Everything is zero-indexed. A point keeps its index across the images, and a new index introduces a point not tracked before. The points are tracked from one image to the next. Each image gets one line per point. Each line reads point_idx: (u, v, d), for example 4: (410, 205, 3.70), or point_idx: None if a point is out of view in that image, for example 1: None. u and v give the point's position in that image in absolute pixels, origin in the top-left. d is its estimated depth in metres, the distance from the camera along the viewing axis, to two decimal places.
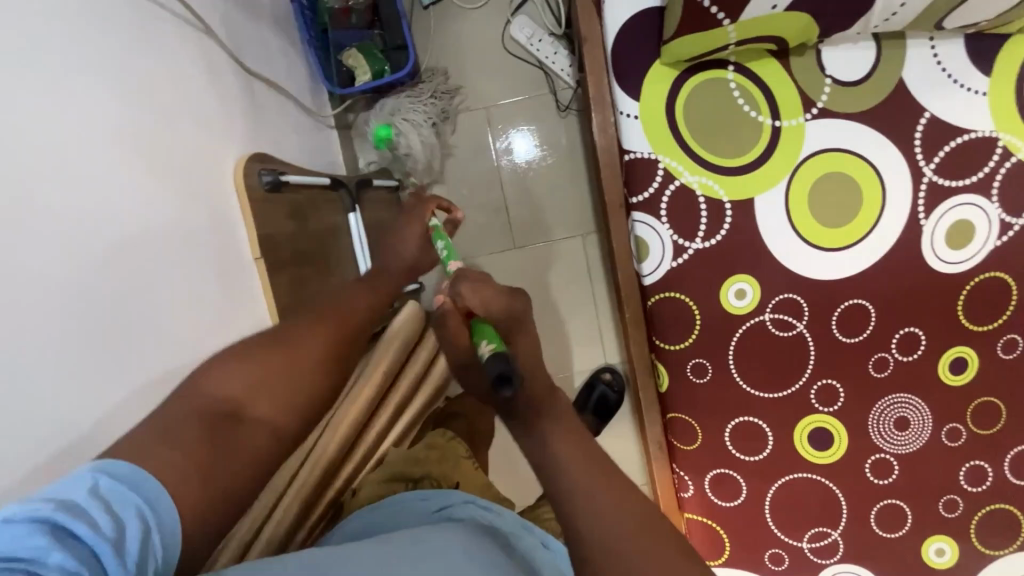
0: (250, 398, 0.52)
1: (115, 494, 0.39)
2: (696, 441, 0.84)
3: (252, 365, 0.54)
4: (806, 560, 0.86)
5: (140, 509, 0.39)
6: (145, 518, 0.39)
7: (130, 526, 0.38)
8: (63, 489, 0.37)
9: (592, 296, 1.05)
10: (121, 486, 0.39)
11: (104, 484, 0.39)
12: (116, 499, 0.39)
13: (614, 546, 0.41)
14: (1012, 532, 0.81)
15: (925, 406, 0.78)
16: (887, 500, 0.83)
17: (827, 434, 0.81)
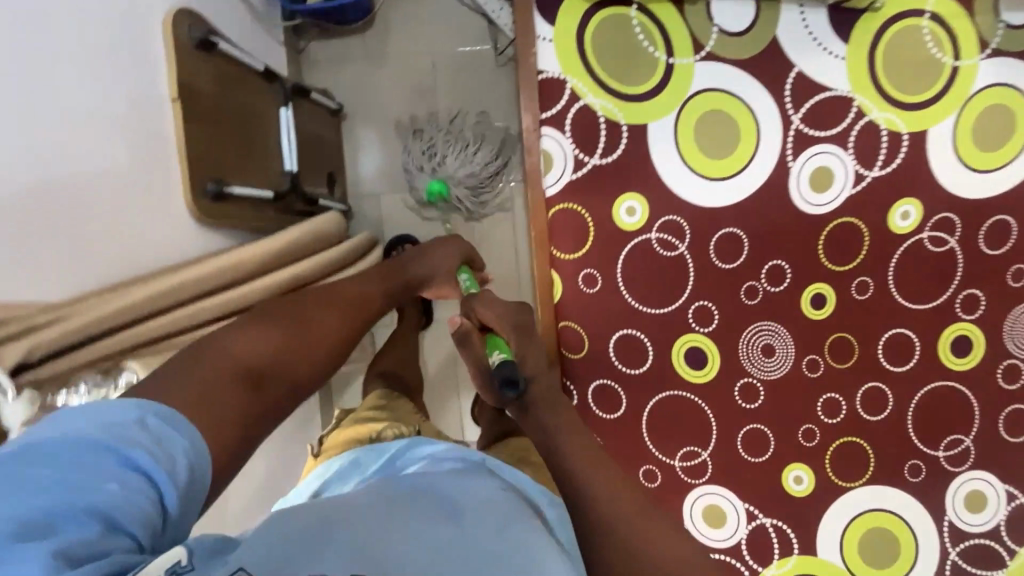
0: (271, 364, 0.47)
1: (159, 431, 0.36)
2: (584, 350, 0.87)
3: (272, 333, 0.49)
4: (676, 479, 0.89)
5: (188, 449, 0.37)
6: (189, 460, 0.37)
7: (177, 461, 0.36)
8: (113, 426, 0.35)
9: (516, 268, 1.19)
10: (166, 424, 0.37)
11: (151, 421, 0.36)
12: (163, 437, 0.36)
13: None
14: (861, 464, 0.90)
15: (787, 333, 0.88)
16: (753, 425, 0.89)
17: (701, 354, 0.87)
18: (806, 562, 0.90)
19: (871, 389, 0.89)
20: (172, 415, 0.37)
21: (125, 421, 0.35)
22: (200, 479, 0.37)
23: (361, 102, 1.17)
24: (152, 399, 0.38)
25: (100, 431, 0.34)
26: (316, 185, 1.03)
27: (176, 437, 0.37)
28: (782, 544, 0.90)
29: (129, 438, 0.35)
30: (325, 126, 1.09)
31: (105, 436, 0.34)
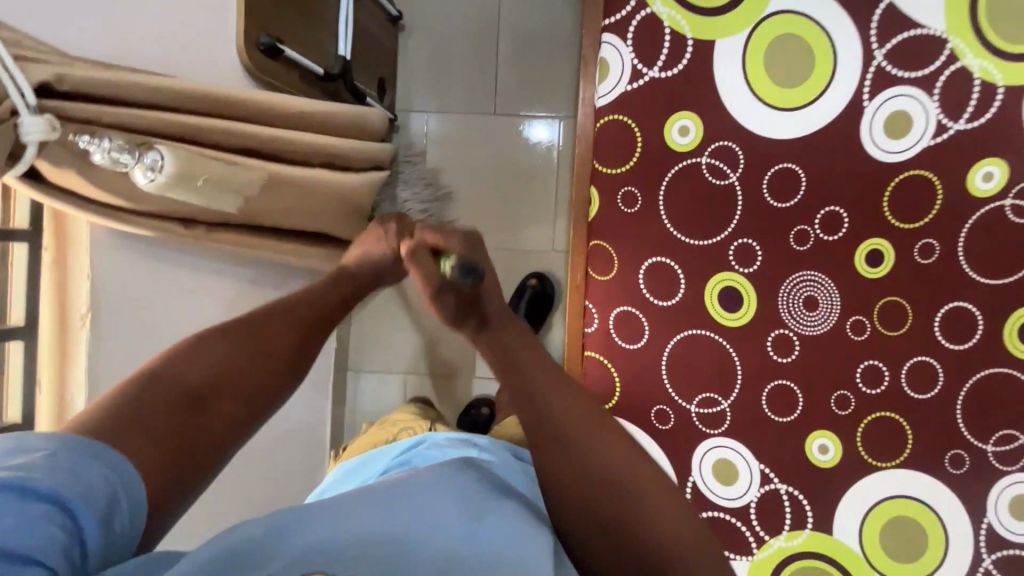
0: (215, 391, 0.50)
1: (78, 465, 0.39)
2: (612, 271, 0.83)
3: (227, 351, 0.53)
4: (690, 426, 0.83)
5: (104, 475, 0.40)
6: (113, 490, 0.40)
7: (97, 485, 0.39)
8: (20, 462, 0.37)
9: (552, 229, 1.17)
10: (82, 454, 0.39)
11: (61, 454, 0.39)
12: (80, 468, 0.39)
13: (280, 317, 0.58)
14: (897, 442, 0.82)
15: (833, 287, 0.81)
16: (781, 381, 0.82)
17: (736, 294, 0.82)
18: (819, 540, 0.83)
19: (919, 363, 0.82)
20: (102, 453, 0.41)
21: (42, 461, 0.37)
22: (124, 511, 0.40)
23: (423, 18, 1.17)
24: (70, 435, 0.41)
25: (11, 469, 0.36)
26: (366, 84, 1.03)
27: (93, 464, 0.39)
28: (795, 514, 0.83)
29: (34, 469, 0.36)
30: (383, 33, 1.09)
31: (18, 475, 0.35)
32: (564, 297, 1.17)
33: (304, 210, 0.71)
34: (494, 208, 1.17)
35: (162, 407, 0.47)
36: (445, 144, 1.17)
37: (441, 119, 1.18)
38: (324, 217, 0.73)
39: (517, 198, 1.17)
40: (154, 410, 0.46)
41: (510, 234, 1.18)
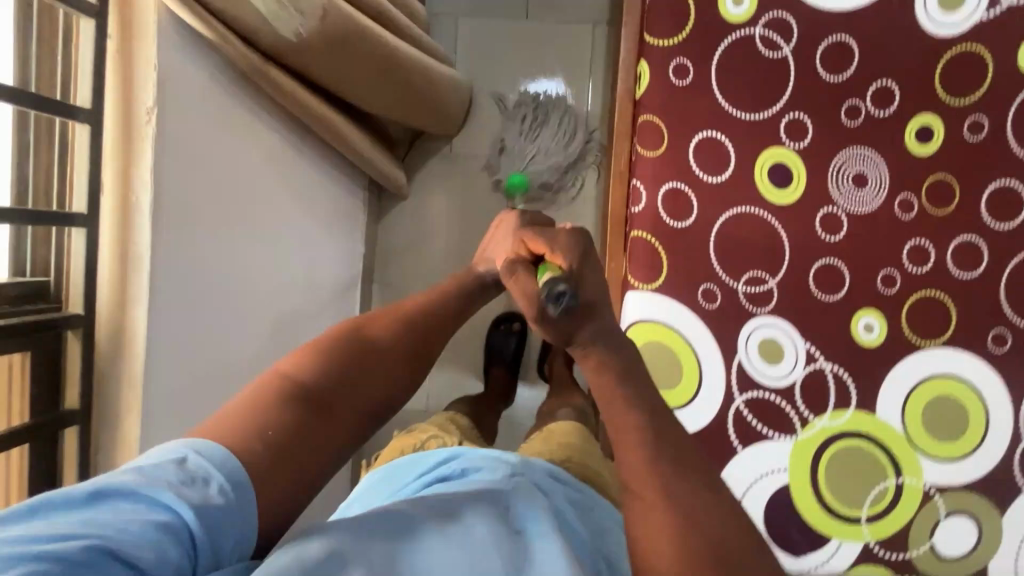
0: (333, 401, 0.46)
1: (198, 474, 0.37)
2: (660, 147, 0.82)
3: (334, 361, 0.48)
4: (737, 304, 0.83)
5: (225, 496, 0.38)
6: (232, 517, 0.38)
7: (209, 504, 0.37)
8: (154, 465, 0.37)
9: (584, 140, 1.15)
10: (207, 463, 0.38)
11: (191, 462, 0.38)
12: (199, 479, 0.37)
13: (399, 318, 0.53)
14: (941, 320, 0.83)
15: (882, 163, 0.81)
16: (829, 259, 0.82)
17: (786, 171, 0.81)
18: (862, 419, 0.84)
19: (965, 242, 0.82)
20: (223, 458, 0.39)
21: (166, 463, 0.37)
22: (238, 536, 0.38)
23: None
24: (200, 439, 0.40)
25: (144, 475, 0.36)
26: None
27: (210, 475, 0.38)
28: (838, 393, 0.83)
29: (161, 478, 0.36)
30: None
31: (146, 483, 0.36)
32: (597, 206, 1.16)
33: (357, 88, 0.79)
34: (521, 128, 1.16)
35: (303, 421, 0.44)
36: (475, 59, 1.15)
37: (471, 23, 1.15)
38: (370, 95, 0.83)
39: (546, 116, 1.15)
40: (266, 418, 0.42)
41: None
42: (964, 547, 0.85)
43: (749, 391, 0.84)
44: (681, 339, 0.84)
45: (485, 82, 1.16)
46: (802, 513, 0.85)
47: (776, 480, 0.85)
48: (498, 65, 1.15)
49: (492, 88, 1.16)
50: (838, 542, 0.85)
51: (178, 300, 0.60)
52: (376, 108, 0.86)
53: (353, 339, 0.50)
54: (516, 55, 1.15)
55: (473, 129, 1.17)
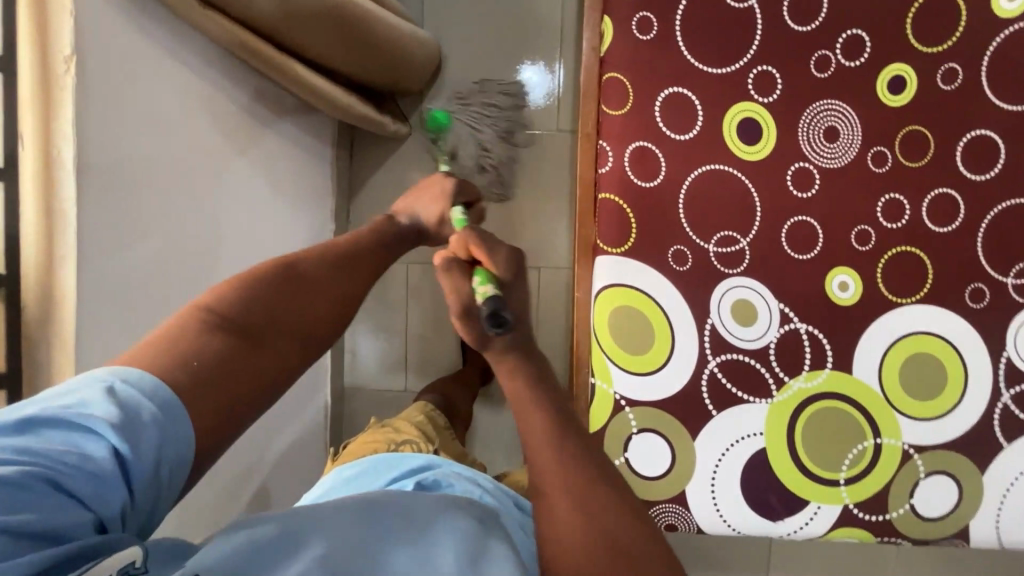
0: (264, 325, 0.54)
1: (124, 399, 0.43)
2: (626, 106, 0.80)
3: (255, 297, 0.54)
4: (708, 266, 0.81)
5: (154, 415, 0.43)
6: (163, 437, 0.43)
7: (142, 428, 0.42)
8: (79, 398, 0.42)
9: (558, 105, 1.12)
10: (131, 390, 0.44)
11: (118, 388, 0.43)
12: (127, 402, 0.43)
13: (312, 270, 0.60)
14: (918, 277, 0.81)
15: (854, 115, 0.79)
16: (801, 216, 0.80)
17: (755, 126, 0.79)
18: (839, 379, 0.82)
19: (941, 195, 0.80)
20: (161, 386, 0.45)
21: (95, 393, 0.43)
22: (168, 451, 0.44)
23: None
24: (123, 367, 0.45)
25: (68, 407, 0.41)
26: None
27: (140, 401, 0.43)
28: (814, 353, 0.82)
29: (93, 410, 0.41)
30: None
31: (78, 416, 0.41)
32: (571, 177, 1.14)
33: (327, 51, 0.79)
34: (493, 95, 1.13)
35: (232, 348, 0.50)
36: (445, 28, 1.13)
37: None
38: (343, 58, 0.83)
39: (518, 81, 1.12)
40: (205, 339, 0.49)
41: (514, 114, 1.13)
42: (945, 506, 0.84)
43: (722, 354, 0.82)
44: (640, 293, 0.82)
45: (455, 50, 1.13)
46: (781, 477, 0.84)
47: (753, 444, 0.83)
48: (468, 32, 1.12)
49: (460, 58, 1.13)
50: (817, 505, 0.84)
51: (108, 263, 0.58)
52: (342, 66, 0.85)
53: (284, 271, 0.58)
54: (484, 24, 1.12)
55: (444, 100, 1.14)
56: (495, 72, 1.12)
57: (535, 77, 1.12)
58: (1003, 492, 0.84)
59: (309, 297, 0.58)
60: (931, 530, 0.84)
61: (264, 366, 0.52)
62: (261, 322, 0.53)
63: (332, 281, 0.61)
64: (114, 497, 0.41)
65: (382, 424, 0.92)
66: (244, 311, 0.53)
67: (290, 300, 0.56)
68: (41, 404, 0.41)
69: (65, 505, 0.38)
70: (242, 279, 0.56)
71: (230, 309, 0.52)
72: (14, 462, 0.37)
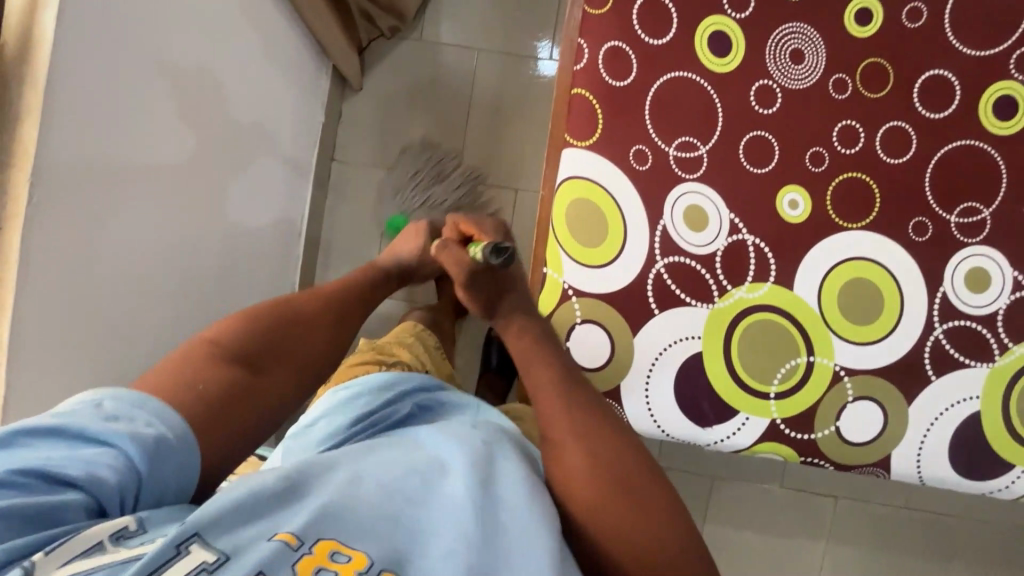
0: (265, 357, 0.66)
1: (118, 410, 0.54)
2: (606, 7, 0.84)
3: (259, 330, 0.68)
4: (667, 168, 0.85)
5: (149, 420, 0.55)
6: (165, 454, 0.54)
7: (133, 428, 0.53)
8: (71, 412, 0.54)
9: (553, 36, 1.19)
10: (125, 404, 0.55)
11: (108, 405, 0.55)
12: (121, 412, 0.54)
13: (294, 309, 0.72)
14: (865, 203, 0.84)
15: (819, 39, 0.83)
16: (760, 131, 0.84)
17: (725, 40, 0.83)
18: (779, 294, 0.85)
19: (895, 127, 0.83)
20: (149, 401, 0.56)
21: (93, 408, 0.54)
22: (163, 448, 0.54)
23: None
24: (130, 392, 0.57)
25: (70, 418, 0.53)
26: None
27: (136, 411, 0.55)
28: (758, 265, 0.85)
29: (82, 418, 0.53)
30: None
31: (73, 423, 0.52)
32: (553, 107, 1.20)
33: None
34: (494, 23, 1.21)
35: (241, 378, 0.63)
36: None
37: None
38: None
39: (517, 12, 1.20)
40: (209, 370, 0.62)
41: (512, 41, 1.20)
42: (869, 434, 0.86)
43: (671, 255, 0.85)
44: (606, 195, 0.85)
45: None
46: (714, 384, 0.86)
47: (690, 346, 0.86)
48: None
49: None
50: (746, 416, 0.86)
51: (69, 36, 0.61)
52: None
53: (279, 310, 0.71)
54: None
55: (446, 22, 1.21)
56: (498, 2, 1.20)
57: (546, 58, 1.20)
58: (925, 431, 0.86)
59: (297, 346, 0.70)
60: (853, 455, 0.87)
61: (256, 390, 0.64)
62: (260, 351, 0.66)
63: (324, 315, 0.74)
64: (106, 485, 0.50)
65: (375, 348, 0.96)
66: (247, 343, 0.66)
67: (289, 338, 0.69)
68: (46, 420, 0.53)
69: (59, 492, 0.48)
70: (243, 316, 0.69)
71: (230, 341, 0.65)
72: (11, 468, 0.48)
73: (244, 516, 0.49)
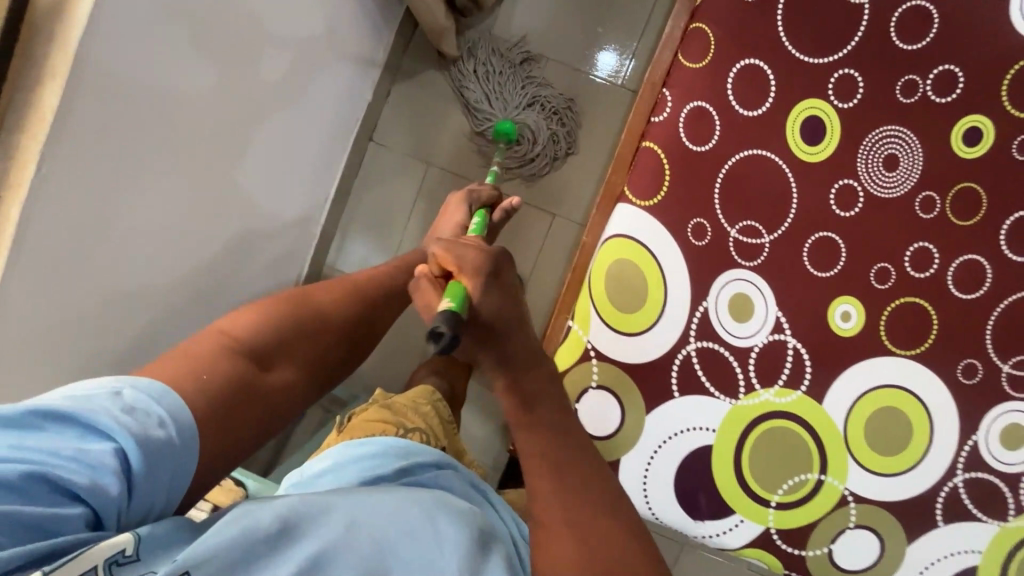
0: (277, 353, 0.60)
1: (135, 404, 0.47)
2: (703, 62, 0.77)
3: (278, 322, 0.61)
4: (724, 249, 0.79)
5: (159, 419, 0.47)
6: (174, 469, 0.48)
7: (148, 430, 0.46)
8: (85, 394, 0.46)
9: (629, 63, 1.11)
10: (140, 395, 0.47)
11: (125, 393, 0.47)
12: (136, 404, 0.47)
13: (308, 295, 0.66)
14: (920, 332, 0.79)
15: (918, 149, 0.76)
16: (830, 233, 0.78)
17: (819, 126, 0.76)
18: (806, 404, 0.80)
19: (973, 261, 0.77)
20: (169, 394, 0.49)
21: (104, 393, 0.46)
22: (171, 446, 0.47)
23: None
24: (138, 377, 0.49)
25: (73, 401, 0.45)
26: None
27: (153, 405, 0.47)
28: (793, 370, 0.80)
29: (98, 405, 0.45)
30: None
31: (85, 409, 0.45)
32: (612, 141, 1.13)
33: None
34: (571, 35, 1.12)
35: (243, 374, 0.55)
36: None
37: None
38: None
39: (598, 29, 1.11)
40: (225, 356, 0.55)
41: (584, 60, 1.12)
42: (859, 563, 0.83)
43: (704, 340, 0.80)
44: (645, 252, 0.80)
45: None
46: (716, 480, 0.82)
47: (700, 437, 0.82)
48: None
49: None
50: (740, 518, 0.83)
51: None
52: None
53: (299, 299, 0.65)
54: None
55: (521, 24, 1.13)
56: (579, 14, 1.12)
57: (608, 59, 1.11)
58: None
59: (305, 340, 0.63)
60: None
61: (265, 394, 0.57)
62: (277, 346, 0.60)
63: (337, 310, 0.68)
64: (110, 496, 0.44)
65: (390, 418, 0.87)
66: (257, 337, 0.58)
67: (294, 332, 0.62)
68: (50, 397, 0.45)
69: (59, 505, 0.42)
70: (261, 309, 0.61)
71: (247, 338, 0.57)
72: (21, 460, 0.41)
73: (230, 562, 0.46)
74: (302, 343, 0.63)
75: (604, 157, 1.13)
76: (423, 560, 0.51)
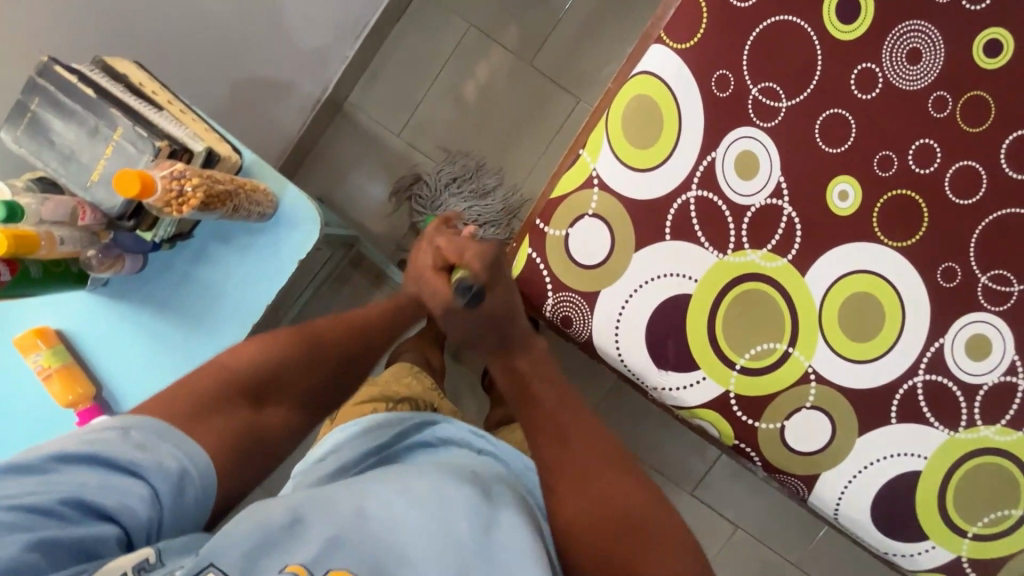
0: (276, 385, 0.65)
1: (147, 440, 0.54)
2: None
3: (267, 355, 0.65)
4: (742, 105, 0.81)
5: (174, 448, 0.55)
6: (192, 504, 0.55)
7: (165, 466, 0.53)
8: (100, 437, 0.53)
9: None
10: (149, 432, 0.55)
11: (133, 432, 0.54)
12: (147, 440, 0.54)
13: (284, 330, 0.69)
14: (911, 223, 0.81)
15: (942, 49, 0.79)
16: (843, 111, 0.81)
17: (854, 6, 0.79)
18: (788, 274, 0.82)
19: (973, 166, 0.79)
20: (170, 430, 0.55)
21: (115, 433, 0.53)
22: (195, 497, 0.55)
23: None
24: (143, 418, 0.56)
25: (94, 443, 0.52)
26: None
27: (166, 440, 0.55)
28: (784, 236, 0.82)
29: (111, 443, 0.53)
30: None
31: (100, 449, 0.52)
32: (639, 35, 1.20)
33: None
34: None
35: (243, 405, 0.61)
36: None
37: None
38: None
39: None
40: (218, 406, 0.60)
41: None
42: (810, 445, 0.84)
43: (705, 190, 0.82)
44: (665, 88, 0.82)
45: None
46: (688, 334, 0.83)
47: (683, 285, 0.83)
48: None
49: None
50: (703, 376, 0.84)
51: None
52: None
53: (307, 337, 0.69)
54: None
55: None
56: None
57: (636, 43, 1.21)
58: (846, 482, 0.84)
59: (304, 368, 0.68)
60: (787, 459, 0.85)
61: (263, 429, 0.63)
62: (273, 383, 0.65)
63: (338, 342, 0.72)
64: (139, 517, 0.51)
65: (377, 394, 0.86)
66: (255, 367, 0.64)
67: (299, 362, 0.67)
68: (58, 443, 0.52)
69: (93, 526, 0.48)
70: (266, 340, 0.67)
71: (242, 370, 0.63)
72: (55, 489, 0.48)
73: (248, 550, 0.46)
74: (294, 380, 0.67)
75: (624, 52, 1.20)
76: (438, 525, 0.50)
